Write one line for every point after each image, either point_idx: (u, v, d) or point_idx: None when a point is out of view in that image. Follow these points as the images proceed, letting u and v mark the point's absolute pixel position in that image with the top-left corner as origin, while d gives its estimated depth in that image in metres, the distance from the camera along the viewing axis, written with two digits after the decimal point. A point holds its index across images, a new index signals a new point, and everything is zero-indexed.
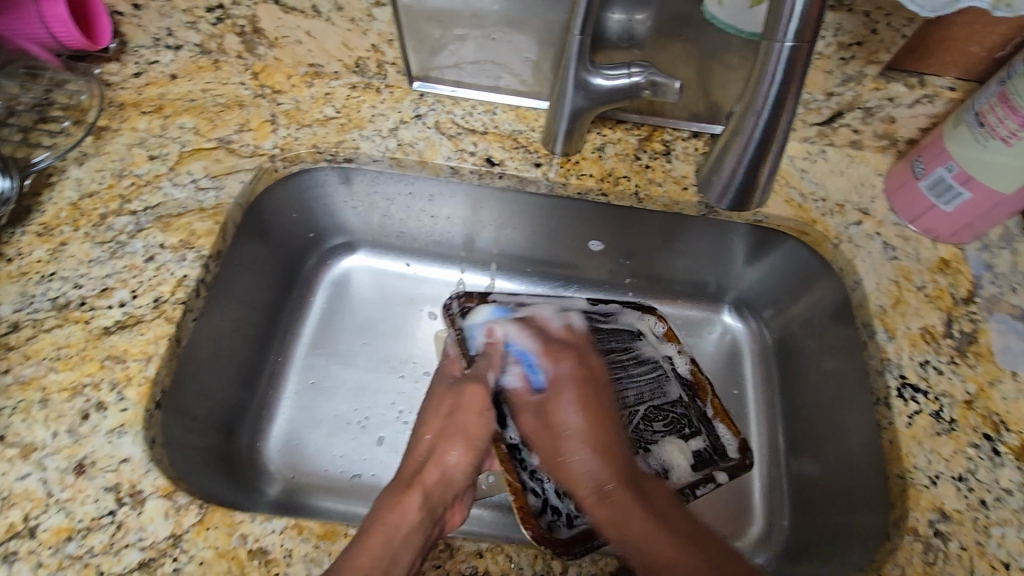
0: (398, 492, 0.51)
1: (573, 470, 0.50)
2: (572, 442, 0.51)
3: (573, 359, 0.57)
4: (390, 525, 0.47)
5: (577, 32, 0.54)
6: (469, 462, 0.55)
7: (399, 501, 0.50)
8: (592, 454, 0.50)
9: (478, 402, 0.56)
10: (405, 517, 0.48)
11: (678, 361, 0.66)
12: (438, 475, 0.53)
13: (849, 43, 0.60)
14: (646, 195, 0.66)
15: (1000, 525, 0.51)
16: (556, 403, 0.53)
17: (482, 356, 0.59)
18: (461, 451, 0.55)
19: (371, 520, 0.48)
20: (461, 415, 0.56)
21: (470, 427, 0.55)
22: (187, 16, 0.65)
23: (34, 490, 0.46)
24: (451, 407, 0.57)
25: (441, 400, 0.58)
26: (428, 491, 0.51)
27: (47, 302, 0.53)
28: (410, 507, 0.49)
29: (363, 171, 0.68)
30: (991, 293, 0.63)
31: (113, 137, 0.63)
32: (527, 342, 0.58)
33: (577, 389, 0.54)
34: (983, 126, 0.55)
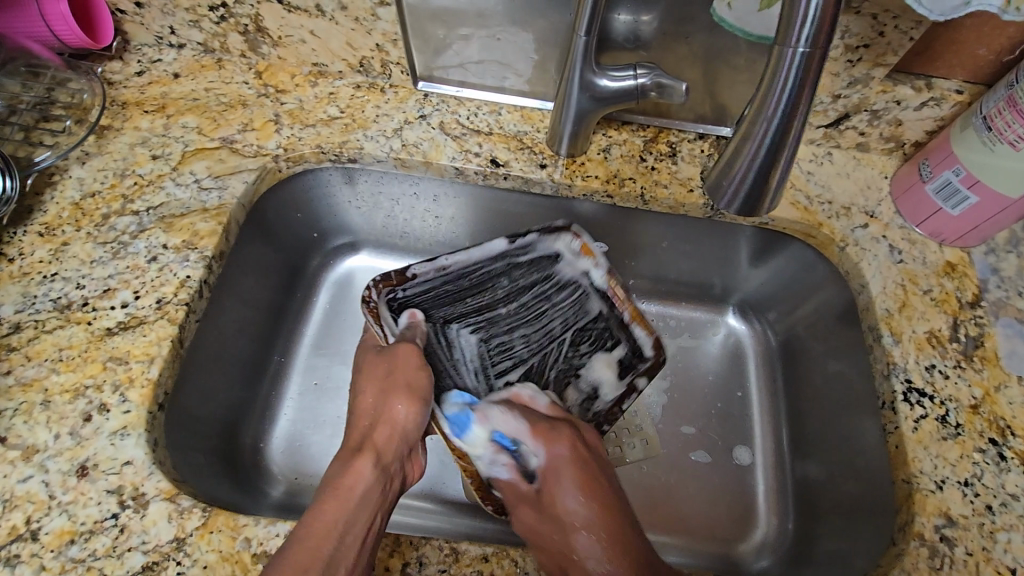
0: (347, 456, 0.49)
1: (591, 569, 0.48)
2: (582, 536, 0.49)
3: (566, 437, 0.54)
4: (345, 488, 0.45)
5: (583, 33, 0.53)
6: (418, 414, 0.52)
7: (351, 464, 0.48)
8: (603, 544, 0.49)
9: (412, 358, 0.54)
10: (359, 478, 0.46)
11: (596, 275, 0.64)
12: (388, 433, 0.51)
13: (856, 45, 0.59)
14: (651, 197, 0.66)
15: (1006, 530, 0.51)
16: (556, 490, 0.52)
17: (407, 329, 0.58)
18: (407, 405, 0.52)
19: (324, 486, 0.46)
20: (398, 374, 0.53)
21: (412, 380, 0.53)
22: (189, 14, 0.64)
23: (36, 492, 0.45)
24: (386, 368, 0.54)
25: (375, 363, 0.56)
26: (381, 451, 0.49)
27: (49, 302, 0.53)
28: (364, 468, 0.47)
29: (367, 170, 0.68)
30: (997, 297, 0.63)
31: (116, 136, 0.63)
32: (511, 425, 0.54)
33: (575, 472, 0.52)
34: (991, 130, 0.54)
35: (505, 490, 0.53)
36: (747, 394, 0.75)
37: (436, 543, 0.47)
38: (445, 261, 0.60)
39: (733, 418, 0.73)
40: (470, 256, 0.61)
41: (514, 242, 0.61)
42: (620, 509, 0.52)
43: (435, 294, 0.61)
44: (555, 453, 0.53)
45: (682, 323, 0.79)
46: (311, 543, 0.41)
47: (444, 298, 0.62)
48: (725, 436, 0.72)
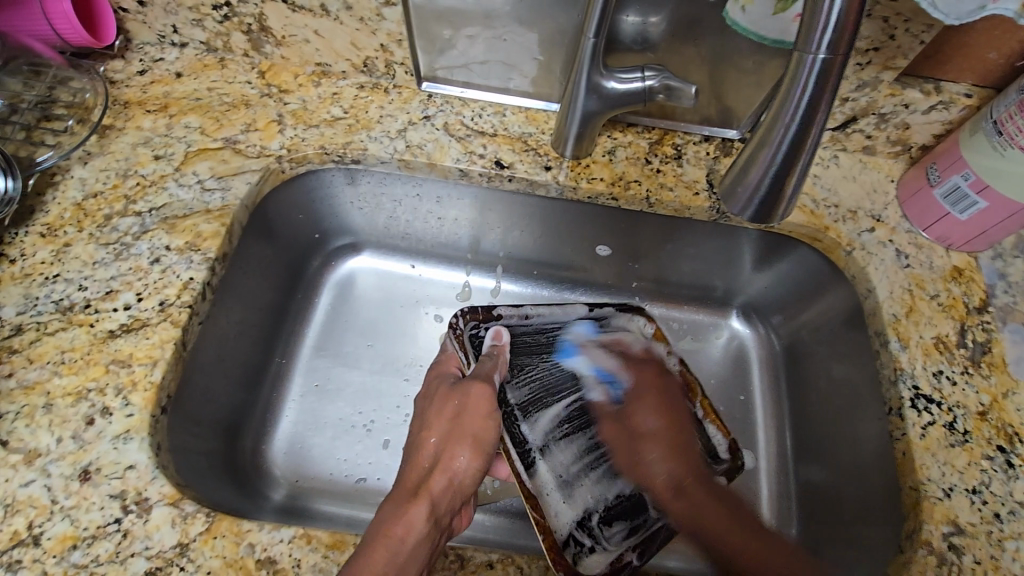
0: (403, 500, 0.47)
1: (649, 470, 0.56)
2: (649, 446, 0.57)
3: (653, 374, 0.61)
4: (396, 539, 0.44)
5: (591, 34, 0.53)
6: (478, 466, 0.51)
7: (404, 509, 0.46)
8: (665, 449, 0.56)
9: (483, 404, 0.53)
10: (412, 530, 0.45)
11: (666, 362, 0.62)
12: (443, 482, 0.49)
13: (866, 49, 0.59)
14: (656, 200, 0.65)
15: (1015, 538, 0.50)
16: (638, 409, 0.60)
17: (488, 357, 0.58)
18: (469, 455, 0.51)
19: (373, 534, 0.45)
20: (466, 418, 0.52)
21: (477, 431, 0.52)
22: (193, 13, 0.64)
23: (38, 497, 0.45)
24: (455, 408, 0.53)
25: (440, 398, 0.54)
26: (436, 500, 0.48)
27: (50, 304, 0.53)
28: (417, 518, 0.45)
29: (371, 172, 0.67)
30: (1005, 302, 0.62)
31: (118, 136, 0.62)
32: (606, 363, 0.63)
33: (659, 399, 0.59)
34: (1002, 135, 0.54)
35: (596, 411, 0.62)
36: (749, 397, 0.75)
37: (441, 550, 0.46)
38: (527, 312, 0.62)
39: (737, 422, 0.73)
40: (552, 313, 0.63)
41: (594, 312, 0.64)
42: (690, 433, 0.58)
43: (522, 342, 0.62)
44: (644, 378, 0.61)
45: (685, 326, 0.79)
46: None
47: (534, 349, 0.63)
48: None
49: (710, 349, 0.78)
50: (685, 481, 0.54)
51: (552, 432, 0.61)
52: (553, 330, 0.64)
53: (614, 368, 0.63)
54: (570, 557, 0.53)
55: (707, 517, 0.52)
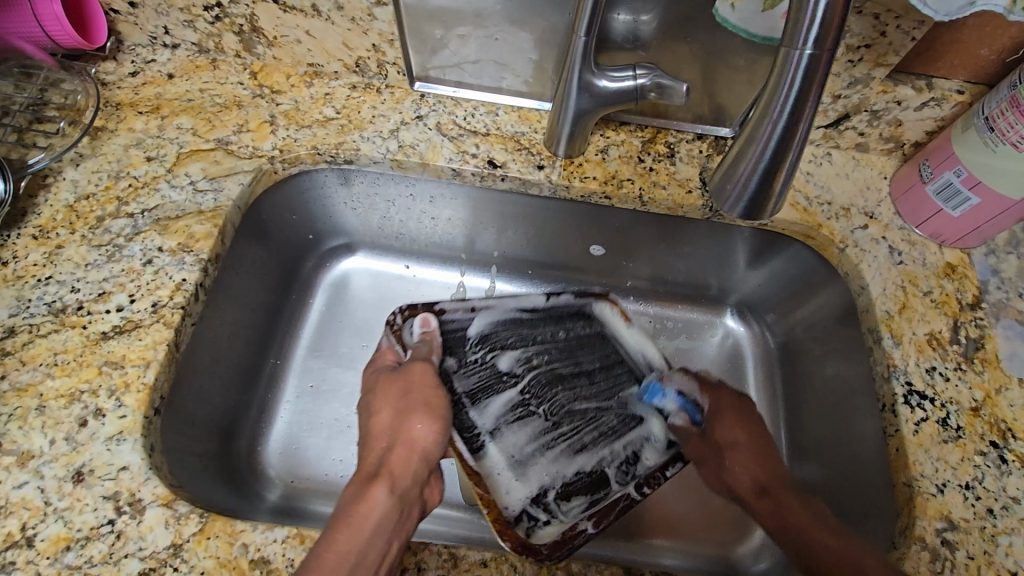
0: (363, 480, 0.46)
1: (736, 476, 0.60)
2: (729, 456, 0.60)
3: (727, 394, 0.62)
4: (359, 517, 0.43)
5: (582, 33, 0.53)
6: (437, 435, 0.50)
7: (365, 488, 0.45)
8: (751, 458, 0.60)
9: (427, 378, 0.54)
10: (374, 506, 0.44)
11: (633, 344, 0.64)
12: (404, 453, 0.48)
13: (857, 45, 0.59)
14: (649, 198, 0.65)
15: (1008, 533, 0.50)
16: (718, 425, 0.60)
17: (421, 344, 0.58)
18: (426, 425, 0.50)
19: (335, 516, 0.44)
20: (416, 392, 0.52)
21: (429, 399, 0.52)
22: (184, 14, 0.64)
23: (31, 498, 0.45)
24: (400, 387, 0.53)
25: (383, 383, 0.53)
26: (396, 475, 0.47)
27: (43, 306, 0.53)
28: (380, 495, 0.45)
29: (364, 172, 0.67)
30: (998, 298, 0.63)
31: (110, 137, 0.62)
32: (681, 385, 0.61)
33: (738, 417, 0.61)
34: (994, 130, 0.54)
35: (679, 434, 0.60)
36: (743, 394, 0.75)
37: (434, 549, 0.46)
38: (478, 305, 0.61)
39: None
40: (506, 305, 0.62)
41: (559, 298, 0.63)
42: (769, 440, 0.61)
43: (468, 342, 0.61)
44: (721, 399, 0.61)
45: (679, 324, 0.79)
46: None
47: (479, 346, 0.62)
48: None
49: (704, 347, 0.78)
50: (770, 483, 0.59)
51: (502, 416, 0.60)
52: (495, 325, 0.63)
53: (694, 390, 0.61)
54: (522, 531, 0.52)
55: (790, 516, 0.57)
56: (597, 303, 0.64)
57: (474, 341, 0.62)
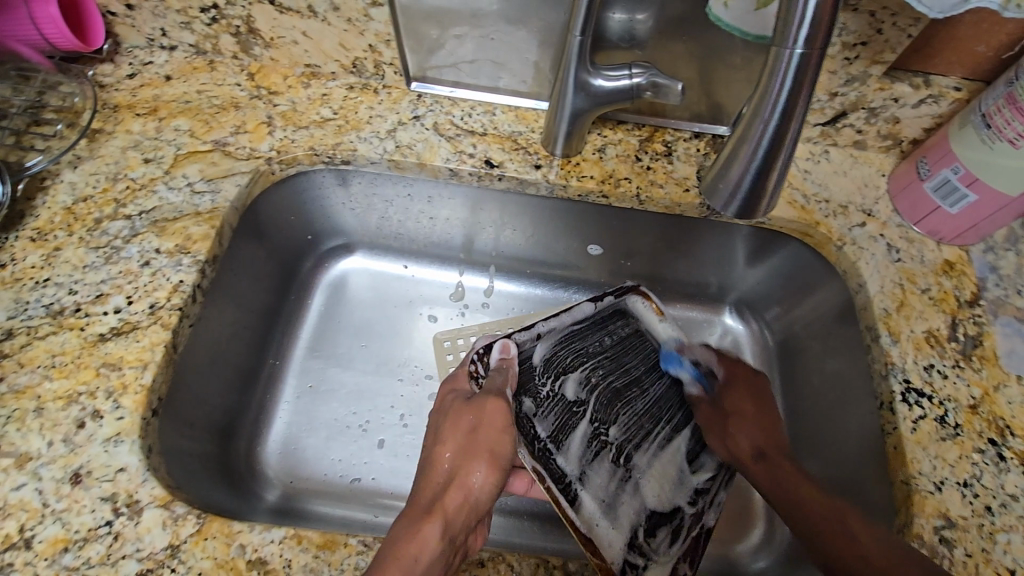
0: (416, 517, 0.45)
1: (738, 440, 0.60)
2: (740, 422, 0.61)
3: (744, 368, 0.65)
4: (409, 559, 0.41)
5: (577, 33, 0.53)
6: (493, 484, 0.50)
7: (418, 527, 0.44)
8: (756, 425, 0.61)
9: (499, 419, 0.53)
10: (425, 548, 0.42)
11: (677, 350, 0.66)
12: (460, 500, 0.47)
13: (853, 43, 0.59)
14: (647, 197, 0.65)
15: (1006, 531, 0.50)
16: (733, 393, 0.63)
17: (496, 372, 0.58)
18: (485, 471, 0.49)
19: (384, 553, 0.42)
20: (482, 434, 0.52)
21: (494, 446, 0.51)
22: (181, 16, 0.64)
23: (29, 500, 0.45)
24: (470, 423, 0.52)
25: (452, 419, 0.53)
26: (450, 518, 0.45)
27: (41, 309, 0.53)
28: (431, 536, 0.43)
29: (361, 172, 0.68)
30: (996, 295, 0.62)
31: (107, 140, 0.62)
32: (701, 355, 0.66)
33: (749, 387, 0.64)
34: (991, 128, 0.54)
35: (690, 399, 0.65)
36: None
37: None
38: (542, 330, 0.62)
39: None
40: (563, 322, 0.63)
41: (600, 302, 0.65)
42: (754, 400, 0.63)
43: (530, 374, 0.61)
44: (738, 372, 0.65)
45: (678, 323, 0.79)
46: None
47: (543, 375, 0.62)
48: None
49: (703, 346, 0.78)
50: (768, 449, 0.59)
51: (583, 456, 0.59)
52: (556, 346, 0.63)
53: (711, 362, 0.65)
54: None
55: (794, 491, 0.55)
56: (631, 295, 0.66)
57: (541, 371, 0.62)
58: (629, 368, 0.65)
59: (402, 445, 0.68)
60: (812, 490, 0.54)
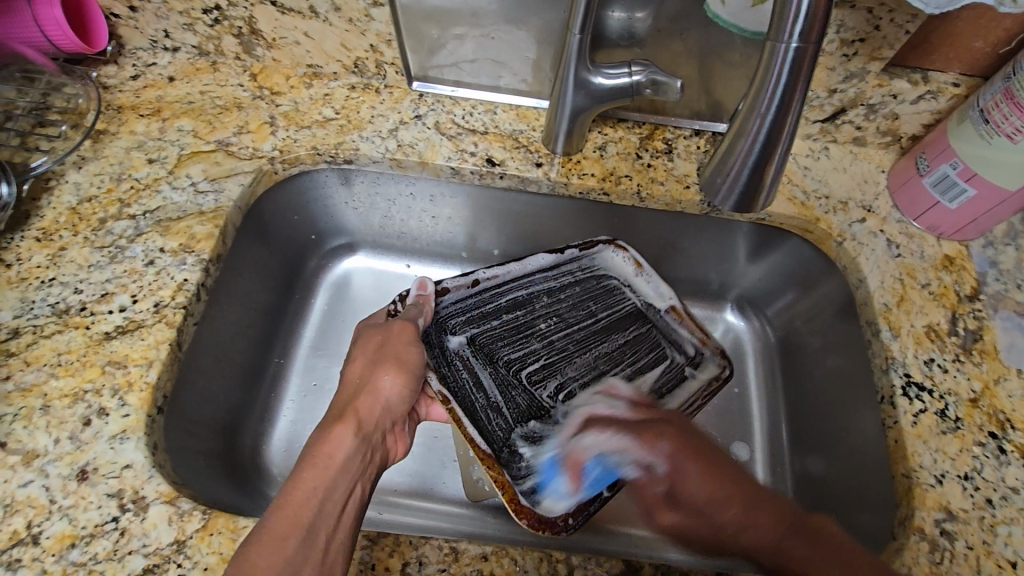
0: (330, 421, 0.49)
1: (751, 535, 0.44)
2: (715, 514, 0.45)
3: (670, 429, 0.50)
4: (324, 456, 0.45)
5: (576, 31, 0.53)
6: (406, 386, 0.52)
7: (331, 430, 0.48)
8: (739, 505, 0.45)
9: (406, 334, 0.54)
10: (340, 446, 0.46)
11: (654, 298, 0.65)
12: (372, 400, 0.51)
13: (852, 40, 0.59)
14: (647, 194, 0.66)
15: (1007, 523, 0.51)
16: (681, 484, 0.47)
17: (414, 305, 0.58)
18: (394, 375, 0.51)
19: (303, 455, 0.46)
20: (389, 346, 0.53)
21: (401, 355, 0.52)
22: (184, 17, 0.64)
23: (37, 497, 0.45)
24: (377, 341, 0.54)
25: (359, 342, 0.55)
26: (363, 420, 0.49)
27: (47, 308, 0.53)
28: (344, 435, 0.47)
29: (364, 172, 0.68)
30: (996, 290, 0.63)
31: (111, 140, 0.63)
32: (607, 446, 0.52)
33: (694, 457, 0.47)
34: (989, 123, 0.54)
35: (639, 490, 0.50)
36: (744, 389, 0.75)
37: (435, 543, 0.47)
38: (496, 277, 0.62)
39: (733, 415, 0.73)
40: (510, 271, 0.62)
41: (563, 254, 0.64)
42: (689, 471, 0.47)
43: (476, 311, 0.63)
44: (660, 431, 0.50)
45: None
46: (290, 518, 0.41)
47: (471, 319, 0.62)
48: (725, 431, 0.72)
49: None
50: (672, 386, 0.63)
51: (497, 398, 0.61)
52: (500, 295, 0.63)
53: (628, 447, 0.50)
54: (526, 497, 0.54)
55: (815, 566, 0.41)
56: (602, 248, 0.65)
57: (463, 317, 0.62)
58: (601, 315, 0.65)
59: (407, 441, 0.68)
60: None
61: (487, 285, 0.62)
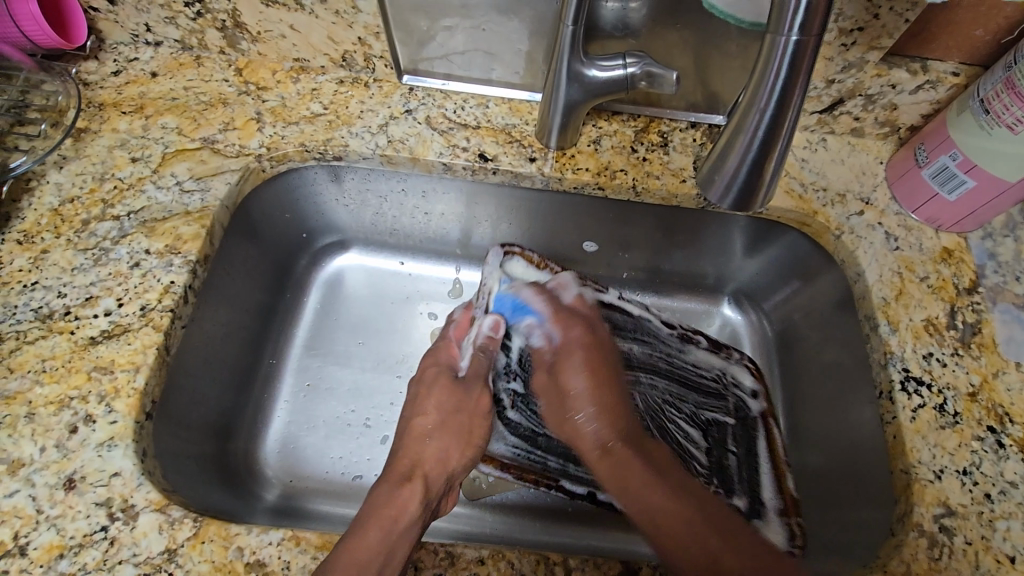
0: (397, 482, 0.51)
1: (580, 428, 0.56)
2: (578, 403, 0.56)
3: (582, 326, 0.61)
4: (389, 518, 0.47)
5: (570, 22, 0.52)
6: (467, 456, 0.56)
7: (398, 492, 0.50)
8: (595, 413, 0.55)
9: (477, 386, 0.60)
10: (403, 510, 0.48)
11: None
12: (443, 486, 0.54)
13: (850, 28, 0.58)
14: (643, 188, 0.65)
15: (1005, 518, 0.50)
16: (566, 367, 0.58)
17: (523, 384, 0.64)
18: (461, 449, 0.56)
19: (367, 513, 0.48)
20: (462, 413, 0.58)
21: (467, 425, 0.58)
22: (165, 11, 0.62)
23: (23, 507, 0.44)
24: (455, 401, 0.59)
25: (444, 431, 0.56)
26: (429, 483, 0.52)
27: (30, 312, 0.52)
28: (409, 500, 0.49)
29: (354, 169, 0.67)
30: (994, 282, 0.62)
31: (93, 139, 0.61)
32: (540, 306, 0.63)
33: (583, 354, 0.58)
34: (989, 113, 0.53)
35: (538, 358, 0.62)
36: None
37: (431, 548, 0.46)
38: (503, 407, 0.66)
39: None
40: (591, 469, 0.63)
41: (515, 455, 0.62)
42: (608, 386, 0.57)
43: None
44: (574, 335, 0.60)
45: (677, 314, 0.79)
46: (352, 562, 0.43)
47: None
48: None
49: None
50: (614, 440, 0.54)
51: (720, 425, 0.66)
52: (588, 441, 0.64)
53: (545, 314, 0.62)
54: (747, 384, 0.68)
55: (646, 500, 0.50)
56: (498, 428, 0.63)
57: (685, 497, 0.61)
58: None
59: None
60: (666, 491, 0.51)
61: (517, 474, 0.61)
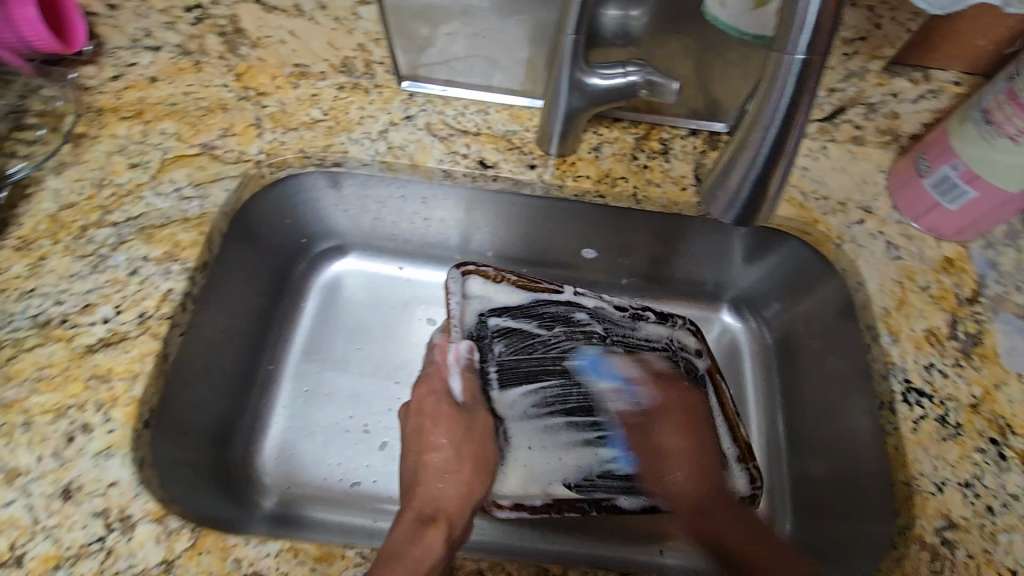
0: (420, 526, 0.49)
1: (675, 487, 0.58)
2: (675, 464, 0.58)
3: (677, 390, 0.62)
4: (411, 558, 0.45)
5: (570, 31, 0.52)
6: (483, 486, 0.56)
7: (420, 535, 0.48)
8: (687, 471, 0.57)
9: (478, 419, 0.60)
10: (428, 551, 0.46)
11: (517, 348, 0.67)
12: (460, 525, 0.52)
13: (852, 38, 0.59)
14: (643, 196, 0.64)
15: (1007, 531, 0.50)
16: (666, 464, 0.58)
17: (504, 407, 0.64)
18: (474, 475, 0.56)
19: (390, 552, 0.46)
20: (469, 441, 0.58)
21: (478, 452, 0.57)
22: (165, 16, 0.62)
23: (19, 517, 0.44)
24: (457, 425, 0.58)
25: (457, 458, 0.56)
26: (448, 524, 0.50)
27: (27, 320, 0.52)
28: (432, 542, 0.47)
29: (353, 175, 0.66)
30: (996, 292, 0.62)
31: (91, 144, 0.61)
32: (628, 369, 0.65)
33: (679, 416, 0.60)
34: (990, 124, 0.53)
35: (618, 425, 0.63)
36: (740, 392, 0.74)
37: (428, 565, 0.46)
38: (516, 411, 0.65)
39: None
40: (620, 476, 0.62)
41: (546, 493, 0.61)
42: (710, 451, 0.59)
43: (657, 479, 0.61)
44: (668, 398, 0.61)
45: None
46: None
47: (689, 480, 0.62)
48: None
49: None
50: (705, 503, 0.56)
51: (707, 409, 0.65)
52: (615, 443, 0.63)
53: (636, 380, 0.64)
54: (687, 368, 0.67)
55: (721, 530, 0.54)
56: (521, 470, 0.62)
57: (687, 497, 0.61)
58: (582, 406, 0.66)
59: (405, 448, 0.67)
60: (740, 535, 0.54)
61: (531, 507, 0.59)
